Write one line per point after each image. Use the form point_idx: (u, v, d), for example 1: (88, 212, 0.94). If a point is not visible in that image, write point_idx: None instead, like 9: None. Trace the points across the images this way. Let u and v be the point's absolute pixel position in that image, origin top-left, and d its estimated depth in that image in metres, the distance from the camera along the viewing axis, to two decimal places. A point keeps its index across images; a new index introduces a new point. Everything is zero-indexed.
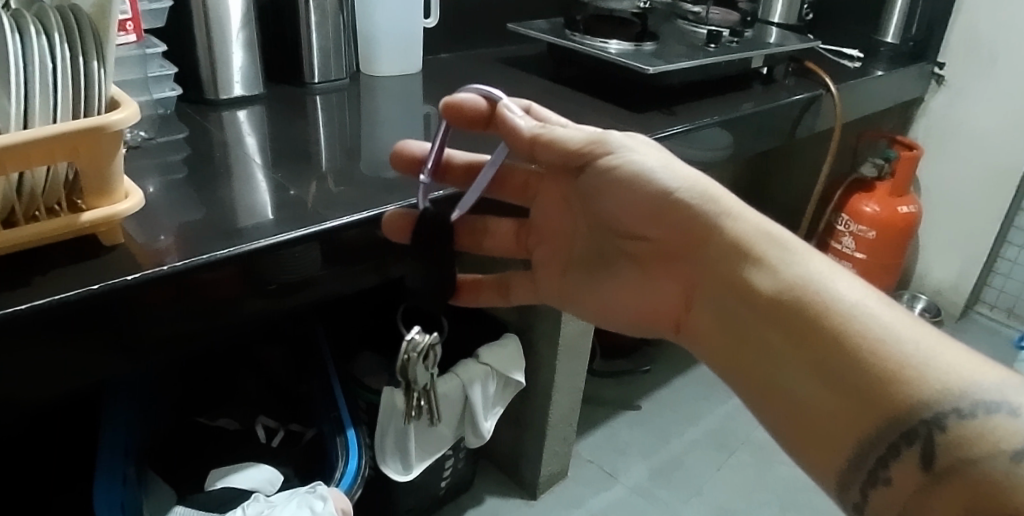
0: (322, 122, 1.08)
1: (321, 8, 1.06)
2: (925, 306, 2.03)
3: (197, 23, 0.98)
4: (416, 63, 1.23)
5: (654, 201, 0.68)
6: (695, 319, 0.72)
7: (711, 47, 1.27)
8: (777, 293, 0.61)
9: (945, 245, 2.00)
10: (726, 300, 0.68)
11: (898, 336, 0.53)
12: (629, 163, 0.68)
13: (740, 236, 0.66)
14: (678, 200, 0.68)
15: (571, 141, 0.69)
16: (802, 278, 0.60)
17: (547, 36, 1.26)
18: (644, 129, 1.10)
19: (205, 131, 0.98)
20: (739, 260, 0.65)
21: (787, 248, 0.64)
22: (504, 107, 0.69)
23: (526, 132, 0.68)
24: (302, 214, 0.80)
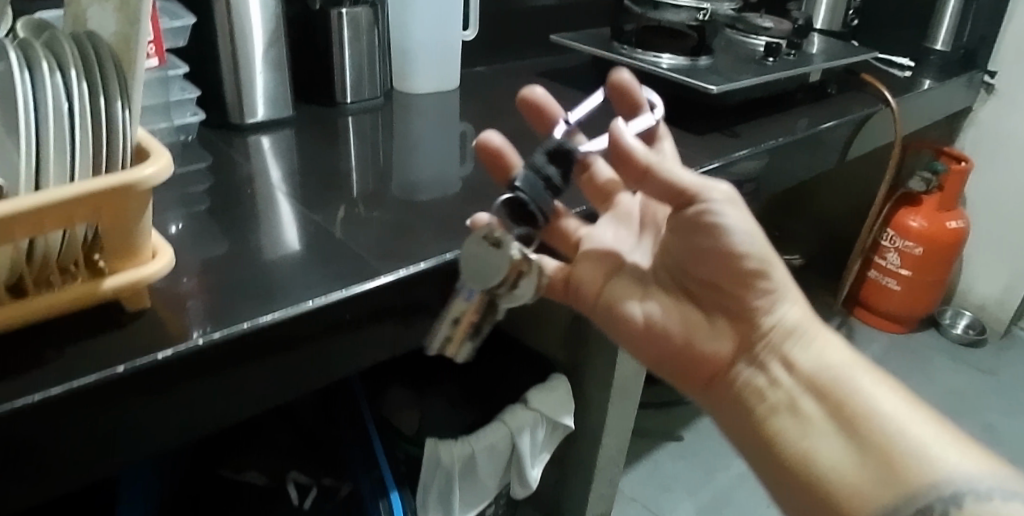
0: (355, 146, 0.99)
1: (355, 23, 0.98)
2: (970, 323, 1.92)
3: (221, 40, 0.89)
4: (454, 80, 1.14)
5: (734, 260, 0.60)
6: (721, 377, 0.65)
7: (770, 60, 1.18)
8: (811, 378, 0.59)
9: (991, 260, 1.87)
10: (764, 366, 0.62)
11: (930, 442, 0.52)
12: (716, 215, 0.58)
13: (789, 314, 0.62)
14: (752, 264, 0.60)
15: (679, 181, 0.57)
16: (839, 368, 0.59)
17: (593, 49, 1.17)
18: (706, 152, 1.01)
19: (231, 159, 0.89)
20: (783, 338, 0.62)
21: (823, 333, 0.61)
22: (614, 126, 0.58)
23: (636, 160, 0.56)
24: (346, 261, 0.70)
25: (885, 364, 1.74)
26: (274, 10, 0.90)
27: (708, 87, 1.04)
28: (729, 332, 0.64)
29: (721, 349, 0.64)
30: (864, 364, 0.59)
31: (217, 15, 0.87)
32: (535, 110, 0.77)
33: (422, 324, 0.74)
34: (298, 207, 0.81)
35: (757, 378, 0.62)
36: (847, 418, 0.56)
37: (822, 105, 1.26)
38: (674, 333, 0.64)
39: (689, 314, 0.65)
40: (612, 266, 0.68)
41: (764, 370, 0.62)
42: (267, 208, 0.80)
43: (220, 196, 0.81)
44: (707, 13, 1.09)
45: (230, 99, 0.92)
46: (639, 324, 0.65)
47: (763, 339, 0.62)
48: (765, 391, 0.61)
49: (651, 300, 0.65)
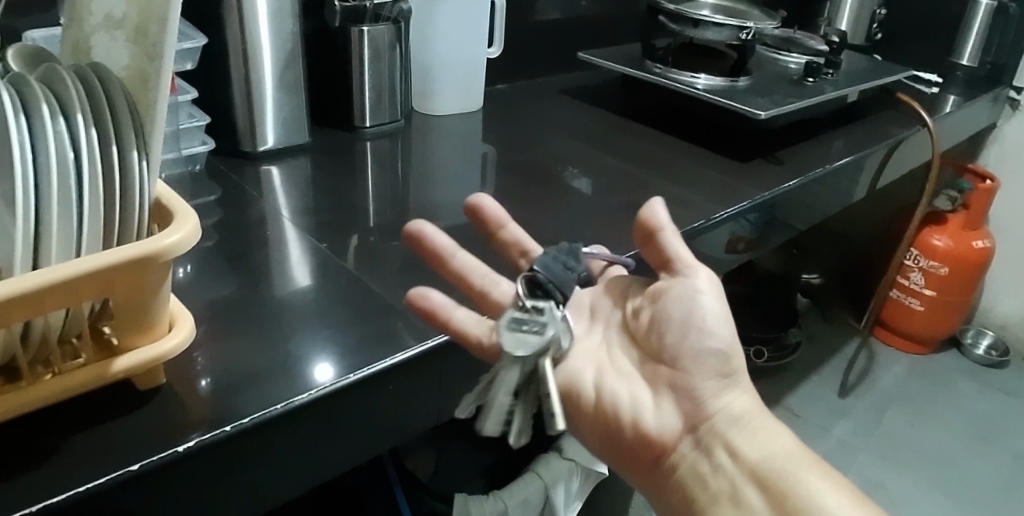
0: (375, 175, 0.92)
1: (376, 42, 0.91)
2: (993, 343, 1.78)
3: (233, 60, 0.81)
4: (476, 100, 1.07)
5: (700, 344, 0.58)
6: (678, 476, 0.59)
7: (809, 81, 1.13)
8: (758, 474, 0.57)
9: (1017, 279, 1.75)
10: (709, 453, 0.58)
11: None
12: (690, 294, 0.58)
13: (739, 408, 0.59)
14: (719, 348, 0.58)
15: (680, 257, 0.59)
16: (777, 465, 0.57)
17: (625, 68, 1.11)
18: (750, 181, 0.96)
19: (244, 190, 0.82)
20: (737, 434, 0.58)
21: (766, 433, 0.59)
22: (654, 204, 0.60)
23: (663, 233, 0.60)
24: (378, 317, 0.62)
25: (909, 389, 1.60)
26: (292, 29, 0.83)
27: (758, 114, 0.98)
28: (681, 425, 0.60)
29: (669, 436, 0.59)
30: (803, 454, 0.58)
31: (229, 35, 0.79)
32: (487, 225, 0.71)
33: (470, 388, 0.66)
34: (320, 246, 0.73)
35: (699, 468, 0.58)
36: (787, 507, 0.55)
37: (858, 126, 1.20)
38: (630, 427, 0.60)
39: (648, 407, 0.60)
40: (587, 360, 0.62)
41: (712, 462, 0.58)
42: (286, 248, 0.72)
43: (234, 234, 0.73)
44: (751, 32, 1.04)
45: (241, 124, 0.84)
46: (600, 420, 0.60)
47: (711, 430, 0.59)
48: (703, 480, 0.58)
49: (617, 392, 0.60)
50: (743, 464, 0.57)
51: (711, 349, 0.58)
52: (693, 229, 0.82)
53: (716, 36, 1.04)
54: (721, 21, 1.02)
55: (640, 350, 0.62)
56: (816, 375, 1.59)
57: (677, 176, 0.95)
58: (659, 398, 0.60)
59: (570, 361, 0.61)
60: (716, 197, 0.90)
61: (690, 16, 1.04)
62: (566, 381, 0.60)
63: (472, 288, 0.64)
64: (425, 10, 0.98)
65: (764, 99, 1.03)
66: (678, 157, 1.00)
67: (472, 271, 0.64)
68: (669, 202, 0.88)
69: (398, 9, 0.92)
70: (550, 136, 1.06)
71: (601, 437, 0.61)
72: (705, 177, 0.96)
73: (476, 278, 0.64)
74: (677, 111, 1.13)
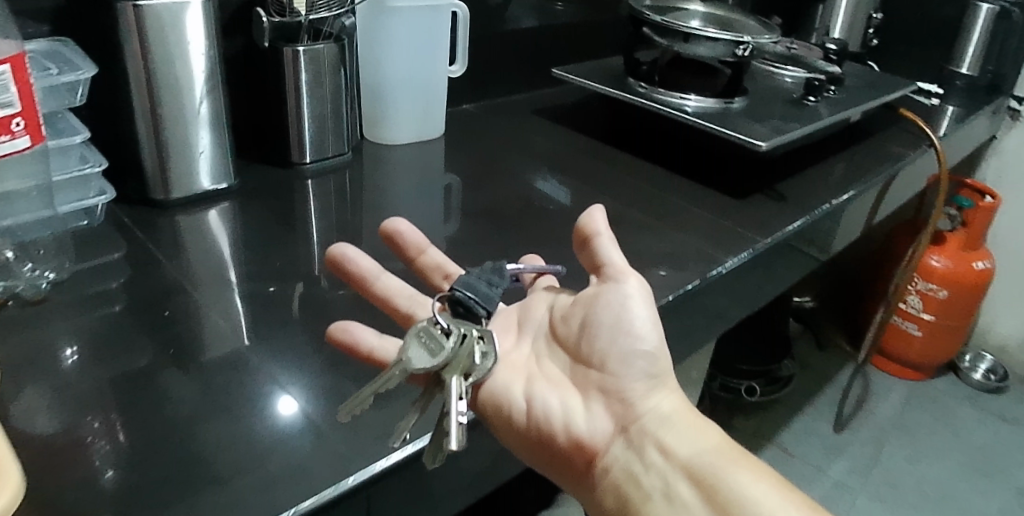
0: (316, 220, 0.78)
1: (314, 62, 0.77)
2: (991, 367, 1.70)
3: (135, 91, 0.67)
4: (437, 125, 0.94)
5: (626, 339, 0.53)
6: (609, 478, 0.51)
7: (811, 101, 1.01)
8: (694, 474, 0.49)
9: (1016, 300, 1.66)
10: (643, 456, 0.51)
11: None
12: (615, 292, 0.53)
13: (671, 405, 0.53)
14: (645, 342, 0.53)
15: (607, 256, 0.54)
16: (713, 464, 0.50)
17: (605, 87, 0.98)
18: (750, 223, 0.84)
19: (154, 247, 0.68)
20: (670, 430, 0.52)
21: (699, 429, 0.52)
22: (591, 215, 0.56)
23: (595, 236, 0.55)
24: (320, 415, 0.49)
25: (907, 420, 1.51)
26: (207, 51, 0.69)
27: (757, 145, 0.86)
28: (612, 426, 0.53)
29: (599, 437, 0.52)
30: (740, 453, 0.51)
31: (128, 61, 0.66)
32: (402, 252, 0.63)
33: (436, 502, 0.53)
34: (239, 321, 0.59)
35: (633, 471, 0.51)
36: (719, 503, 0.47)
37: (862, 148, 1.09)
38: (561, 433, 0.52)
39: (578, 412, 0.53)
40: (515, 371, 0.54)
41: (646, 463, 0.51)
42: (195, 321, 0.59)
43: (134, 307, 0.60)
44: (748, 48, 0.91)
45: (148, 167, 0.71)
46: (529, 433, 0.52)
47: (643, 430, 0.52)
48: (636, 480, 0.50)
49: (549, 404, 0.52)
50: (675, 461, 0.50)
51: (639, 350, 0.53)
52: (688, 289, 0.70)
53: (708, 53, 0.92)
54: (714, 35, 0.90)
55: (568, 354, 0.55)
56: (810, 406, 1.50)
57: (666, 218, 0.83)
58: (590, 404, 0.53)
59: (496, 375, 0.54)
60: (712, 246, 0.78)
61: (679, 30, 0.91)
62: (492, 398, 0.53)
63: (397, 309, 0.59)
64: (374, 21, 0.84)
65: (763, 125, 0.91)
66: (667, 194, 0.88)
67: (396, 293, 0.59)
68: (658, 251, 0.76)
69: (340, 25, 0.78)
70: (522, 167, 0.93)
71: (530, 450, 0.53)
72: (699, 219, 0.84)
73: (400, 300, 0.59)
74: (664, 135, 1.01)
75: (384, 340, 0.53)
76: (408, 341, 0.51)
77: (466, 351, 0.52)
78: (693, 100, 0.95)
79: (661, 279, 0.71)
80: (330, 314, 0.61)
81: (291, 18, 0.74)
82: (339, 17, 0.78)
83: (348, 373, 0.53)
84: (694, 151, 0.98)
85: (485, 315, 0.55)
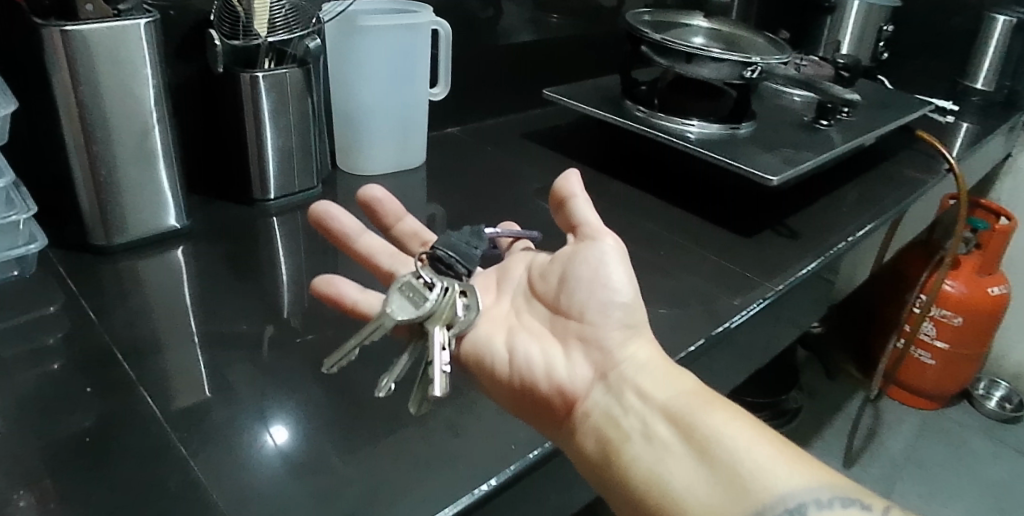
0: (282, 266, 0.71)
1: (275, 89, 0.69)
2: (1007, 396, 1.62)
3: (67, 126, 0.61)
4: (417, 154, 0.86)
5: (601, 290, 0.52)
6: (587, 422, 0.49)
7: (824, 124, 0.93)
8: (666, 409, 0.47)
9: None
10: (620, 397, 0.49)
11: (780, 465, 0.42)
12: (592, 250, 0.53)
13: (649, 354, 0.51)
14: (623, 297, 0.52)
15: (583, 216, 0.55)
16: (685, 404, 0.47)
17: (599, 111, 0.90)
18: (758, 267, 0.76)
19: (97, 305, 0.62)
20: (646, 372, 0.50)
21: (676, 376, 0.50)
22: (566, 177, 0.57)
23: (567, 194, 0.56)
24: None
25: (918, 454, 1.43)
26: (150, 80, 0.63)
27: (768, 181, 0.78)
28: (591, 374, 0.51)
29: (575, 383, 0.51)
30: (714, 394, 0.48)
31: (57, 92, 0.59)
32: (379, 220, 0.66)
33: None
34: (182, 397, 0.53)
35: (611, 412, 0.49)
36: (694, 438, 0.44)
37: (877, 175, 1.01)
38: (541, 381, 0.51)
39: (559, 362, 0.52)
40: (496, 326, 0.55)
41: (622, 404, 0.48)
42: (136, 402, 0.53)
43: (65, 380, 0.54)
44: (756, 69, 0.83)
45: (89, 210, 0.64)
46: (512, 383, 0.52)
47: (620, 376, 0.50)
48: (614, 420, 0.48)
49: (529, 354, 0.52)
50: (652, 403, 0.48)
51: (616, 301, 0.52)
52: (692, 351, 0.62)
53: (713, 74, 0.83)
54: (719, 55, 0.82)
55: (548, 309, 0.55)
56: (819, 439, 1.42)
57: (666, 262, 0.76)
58: (570, 356, 0.52)
59: (477, 330, 0.55)
60: (718, 294, 0.71)
61: (680, 50, 0.83)
62: (477, 352, 0.54)
63: (376, 264, 0.62)
64: (341, 42, 0.76)
65: (773, 154, 0.83)
66: (667, 232, 0.81)
67: (376, 250, 0.62)
68: (658, 303, 0.69)
69: (304, 47, 0.70)
70: (511, 201, 0.86)
71: (513, 400, 0.52)
72: (702, 263, 0.77)
73: (382, 257, 0.61)
74: (663, 164, 0.94)
75: (367, 295, 0.57)
76: (393, 293, 0.54)
77: (448, 302, 0.54)
78: (697, 126, 0.87)
79: (662, 338, 0.63)
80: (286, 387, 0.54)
81: (247, 41, 0.67)
82: (303, 38, 0.70)
83: (305, 466, 0.47)
84: (697, 183, 0.90)
85: (465, 272, 0.59)
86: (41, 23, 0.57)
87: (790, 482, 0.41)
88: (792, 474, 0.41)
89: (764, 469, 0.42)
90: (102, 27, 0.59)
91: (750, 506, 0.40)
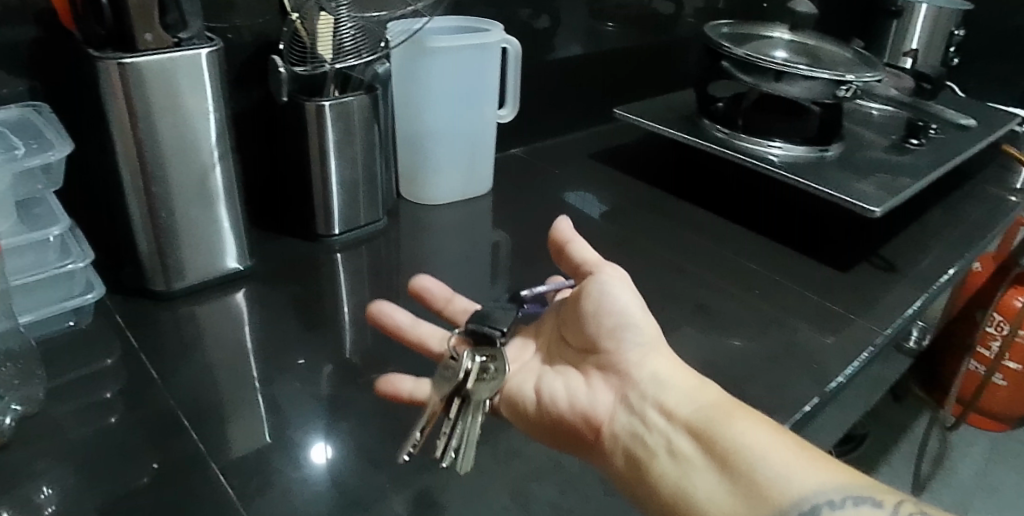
0: (348, 309, 0.66)
1: (342, 119, 0.65)
2: None
3: (125, 166, 0.56)
4: (484, 182, 0.83)
5: (603, 312, 0.48)
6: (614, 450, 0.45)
7: (914, 143, 0.86)
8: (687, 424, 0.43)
9: None
10: (640, 417, 0.45)
11: (797, 467, 0.37)
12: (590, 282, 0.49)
13: (671, 370, 0.47)
14: (637, 318, 0.48)
15: (581, 256, 0.52)
16: (704, 415, 0.42)
17: (677, 133, 0.85)
18: (860, 306, 0.70)
19: (156, 358, 0.58)
20: (663, 388, 0.45)
21: (698, 389, 0.45)
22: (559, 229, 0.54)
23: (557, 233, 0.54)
24: None
25: (992, 479, 1.36)
26: (212, 114, 0.58)
27: (871, 212, 0.71)
28: (614, 397, 0.47)
29: (596, 407, 0.47)
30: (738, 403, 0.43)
31: (114, 130, 0.55)
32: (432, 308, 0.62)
33: None
34: (259, 472, 0.48)
35: (633, 433, 0.45)
36: (713, 452, 0.40)
37: (970, 193, 0.94)
38: (566, 411, 0.48)
39: (581, 391, 0.49)
40: (527, 371, 0.53)
41: (643, 422, 0.44)
42: (205, 473, 0.48)
43: (129, 450, 0.49)
44: (850, 88, 0.77)
45: (148, 254, 0.60)
46: (541, 421, 0.49)
47: (641, 395, 0.46)
48: (638, 440, 0.44)
49: (553, 390, 0.49)
50: (675, 419, 0.43)
51: (627, 319, 0.48)
52: (807, 412, 0.56)
53: (803, 93, 0.77)
54: (812, 73, 0.76)
55: (569, 346, 0.52)
56: (886, 465, 1.37)
57: (759, 302, 0.70)
58: (593, 381, 0.49)
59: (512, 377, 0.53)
60: (822, 340, 0.65)
61: (769, 67, 0.77)
62: (508, 396, 0.52)
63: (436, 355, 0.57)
64: (409, 64, 0.72)
65: (866, 181, 0.76)
66: (755, 266, 0.76)
67: (430, 338, 0.57)
68: (758, 351, 0.63)
69: (372, 72, 0.66)
70: (582, 231, 0.81)
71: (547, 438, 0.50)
72: (797, 302, 0.71)
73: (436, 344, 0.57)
74: (734, 188, 0.89)
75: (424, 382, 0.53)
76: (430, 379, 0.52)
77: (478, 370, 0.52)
78: (781, 148, 0.81)
79: (771, 395, 0.57)
80: (371, 460, 0.49)
81: (315, 67, 0.62)
82: (372, 63, 0.66)
83: None
84: (778, 210, 0.85)
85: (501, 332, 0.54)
86: (98, 55, 0.52)
87: (819, 484, 0.37)
88: (821, 474, 0.37)
89: (789, 471, 0.37)
90: (163, 57, 0.53)
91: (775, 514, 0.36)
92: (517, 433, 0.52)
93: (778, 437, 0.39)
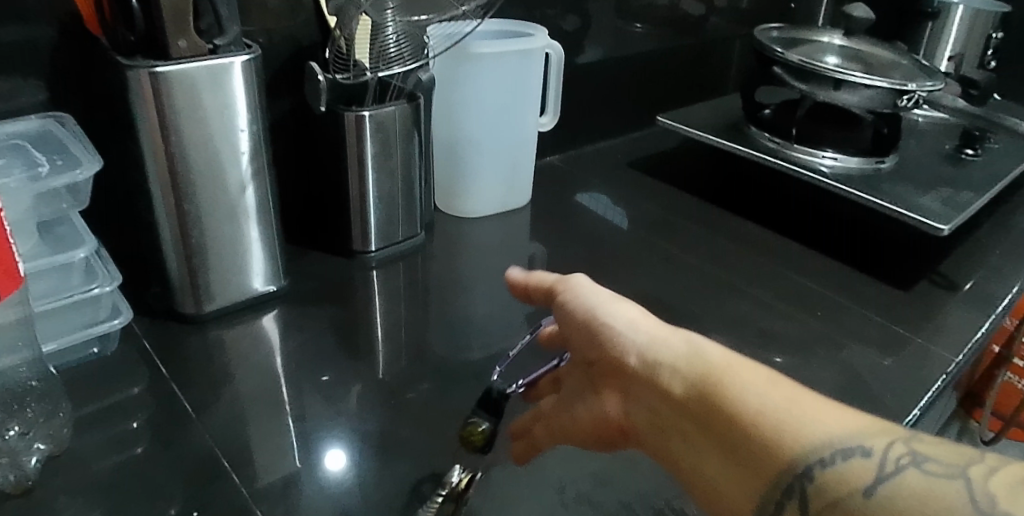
0: (386, 331, 0.62)
1: (382, 132, 0.61)
2: None
3: (155, 182, 0.52)
4: (523, 194, 0.80)
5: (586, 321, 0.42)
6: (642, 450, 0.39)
7: (970, 153, 0.81)
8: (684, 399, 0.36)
9: None
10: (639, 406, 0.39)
11: (812, 425, 0.32)
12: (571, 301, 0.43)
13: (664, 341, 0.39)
14: (617, 311, 0.41)
15: (544, 280, 0.46)
16: (698, 380, 0.36)
17: (724, 141, 0.81)
18: (927, 328, 0.66)
19: (187, 387, 0.54)
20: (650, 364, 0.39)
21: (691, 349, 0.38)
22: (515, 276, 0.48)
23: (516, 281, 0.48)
24: None
25: None
26: (246, 128, 0.54)
27: (939, 230, 0.67)
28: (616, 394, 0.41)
29: (598, 407, 0.41)
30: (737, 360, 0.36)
31: (144, 143, 0.51)
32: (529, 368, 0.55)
33: None
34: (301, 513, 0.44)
35: (645, 427, 0.39)
36: (722, 432, 0.34)
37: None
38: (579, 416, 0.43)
39: (587, 395, 0.43)
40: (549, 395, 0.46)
41: (645, 406, 0.38)
42: None
43: (164, 493, 0.45)
44: (912, 98, 0.73)
45: (178, 275, 0.56)
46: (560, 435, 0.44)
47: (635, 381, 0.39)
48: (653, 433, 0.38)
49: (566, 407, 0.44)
50: (671, 399, 0.37)
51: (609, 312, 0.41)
52: None
53: (863, 102, 0.74)
54: (871, 81, 0.72)
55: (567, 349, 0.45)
56: None
57: (819, 324, 0.66)
58: (592, 378, 0.43)
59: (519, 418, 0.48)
60: (892, 366, 0.61)
61: (827, 74, 0.73)
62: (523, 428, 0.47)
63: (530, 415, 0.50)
64: (451, 70, 0.69)
65: (928, 195, 0.72)
66: (810, 285, 0.72)
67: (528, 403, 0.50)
68: (826, 379, 0.59)
69: (414, 80, 0.64)
70: (625, 245, 0.77)
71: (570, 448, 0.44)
72: (859, 323, 0.67)
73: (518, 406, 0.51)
74: (781, 202, 0.86)
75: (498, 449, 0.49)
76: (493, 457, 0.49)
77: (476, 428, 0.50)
78: (833, 158, 0.77)
79: None
80: (426, 504, 0.45)
81: (356, 75, 0.59)
82: (413, 71, 0.63)
83: None
84: (829, 226, 0.81)
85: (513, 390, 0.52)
86: (127, 64, 0.48)
87: (814, 436, 0.31)
88: (828, 429, 0.31)
89: (774, 430, 0.32)
90: (197, 66, 0.50)
91: (781, 484, 0.31)
92: (582, 473, 0.48)
93: (775, 393, 0.33)
